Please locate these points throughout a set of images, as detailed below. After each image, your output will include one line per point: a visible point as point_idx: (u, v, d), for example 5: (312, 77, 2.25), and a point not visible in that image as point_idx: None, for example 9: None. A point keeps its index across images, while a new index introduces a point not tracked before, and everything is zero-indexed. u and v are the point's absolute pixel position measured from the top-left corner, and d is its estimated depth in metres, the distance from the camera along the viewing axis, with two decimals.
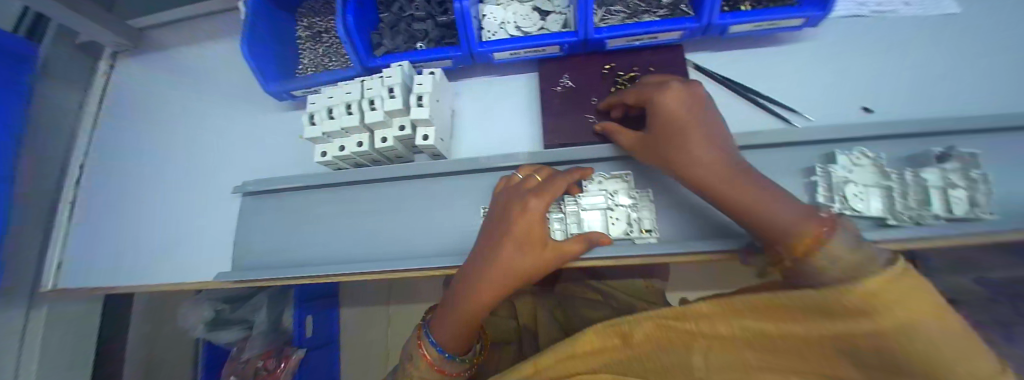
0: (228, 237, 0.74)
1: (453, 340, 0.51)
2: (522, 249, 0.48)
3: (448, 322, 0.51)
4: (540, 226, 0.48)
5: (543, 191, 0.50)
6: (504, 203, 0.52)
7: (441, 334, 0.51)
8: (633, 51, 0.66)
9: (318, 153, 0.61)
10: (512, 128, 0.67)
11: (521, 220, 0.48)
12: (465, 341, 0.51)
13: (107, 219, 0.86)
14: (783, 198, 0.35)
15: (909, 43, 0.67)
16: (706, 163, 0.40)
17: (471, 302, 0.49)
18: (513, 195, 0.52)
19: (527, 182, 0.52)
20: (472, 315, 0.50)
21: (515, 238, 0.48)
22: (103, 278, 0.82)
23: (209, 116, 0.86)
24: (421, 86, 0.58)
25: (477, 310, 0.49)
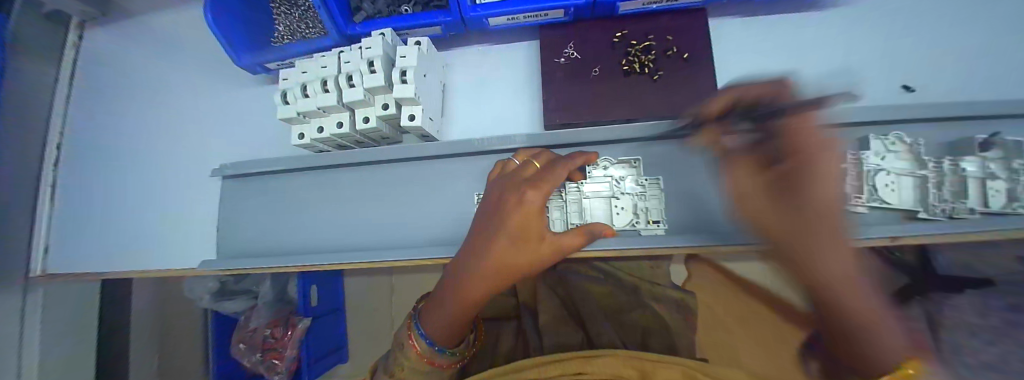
0: (206, 220, 0.69)
1: (443, 333, 0.48)
2: (516, 245, 0.44)
3: (439, 315, 0.48)
4: (538, 219, 0.44)
5: (542, 180, 0.45)
6: (499, 191, 0.47)
7: (431, 327, 0.48)
8: (649, 15, 0.57)
9: (295, 135, 0.56)
10: (508, 107, 0.60)
11: (516, 212, 0.43)
12: (457, 335, 0.49)
13: (90, 195, 0.82)
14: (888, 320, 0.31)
15: (970, 8, 0.57)
16: (840, 276, 0.31)
17: (462, 297, 0.46)
18: (509, 182, 0.47)
19: (524, 169, 0.47)
20: (462, 308, 0.47)
21: (509, 233, 0.43)
22: (89, 257, 0.79)
23: (182, 87, 0.79)
24: (404, 59, 0.51)
25: (468, 304, 0.47)
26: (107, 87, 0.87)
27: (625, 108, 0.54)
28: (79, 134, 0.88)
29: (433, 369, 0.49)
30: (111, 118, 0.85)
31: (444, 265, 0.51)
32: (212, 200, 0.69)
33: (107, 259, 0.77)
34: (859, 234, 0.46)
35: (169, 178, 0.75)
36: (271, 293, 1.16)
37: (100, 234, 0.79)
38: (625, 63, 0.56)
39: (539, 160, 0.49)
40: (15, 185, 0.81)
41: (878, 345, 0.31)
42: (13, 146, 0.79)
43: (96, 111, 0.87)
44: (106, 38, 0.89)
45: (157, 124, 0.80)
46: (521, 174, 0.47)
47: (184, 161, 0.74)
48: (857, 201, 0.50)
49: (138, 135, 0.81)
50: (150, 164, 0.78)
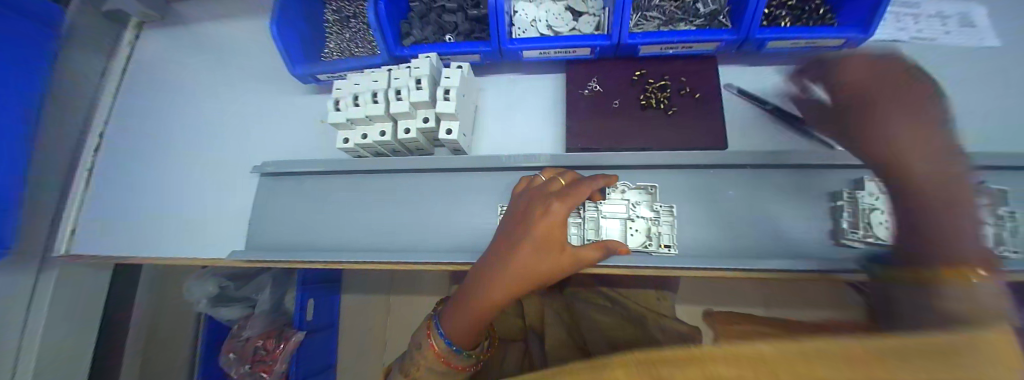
0: (234, 215, 0.72)
1: (462, 335, 0.50)
2: (540, 252, 0.47)
3: (459, 316, 0.50)
4: (561, 230, 0.48)
5: (564, 197, 0.49)
6: (521, 207, 0.51)
7: (451, 326, 0.50)
8: (666, 58, 0.65)
9: (340, 140, 0.61)
10: (534, 129, 0.66)
11: (541, 224, 0.47)
12: (474, 337, 0.51)
13: (123, 186, 0.86)
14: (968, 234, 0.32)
15: (941, 72, 0.68)
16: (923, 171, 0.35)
17: (486, 299, 0.48)
18: (532, 198, 0.51)
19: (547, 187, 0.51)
20: (482, 311, 0.49)
21: (534, 241, 0.47)
22: (113, 244, 0.81)
23: (227, 90, 0.86)
24: (448, 80, 0.57)
25: (490, 307, 0.49)
26: (156, 82, 0.93)
27: (642, 137, 0.60)
28: (121, 122, 0.92)
29: (449, 369, 0.51)
30: (155, 113, 0.90)
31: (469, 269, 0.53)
32: (243, 196, 0.73)
33: (137, 243, 0.79)
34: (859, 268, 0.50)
35: (203, 172, 0.79)
36: (268, 302, 1.19)
37: (134, 220, 0.81)
38: (643, 98, 0.62)
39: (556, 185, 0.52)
40: (46, 166, 0.84)
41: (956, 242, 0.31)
42: (49, 127, 0.83)
43: (141, 104, 0.92)
44: (159, 42, 0.97)
45: (201, 122, 0.85)
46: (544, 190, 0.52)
47: (220, 158, 0.79)
48: (852, 238, 0.52)
49: (183, 131, 0.86)
50: (190, 158, 0.82)
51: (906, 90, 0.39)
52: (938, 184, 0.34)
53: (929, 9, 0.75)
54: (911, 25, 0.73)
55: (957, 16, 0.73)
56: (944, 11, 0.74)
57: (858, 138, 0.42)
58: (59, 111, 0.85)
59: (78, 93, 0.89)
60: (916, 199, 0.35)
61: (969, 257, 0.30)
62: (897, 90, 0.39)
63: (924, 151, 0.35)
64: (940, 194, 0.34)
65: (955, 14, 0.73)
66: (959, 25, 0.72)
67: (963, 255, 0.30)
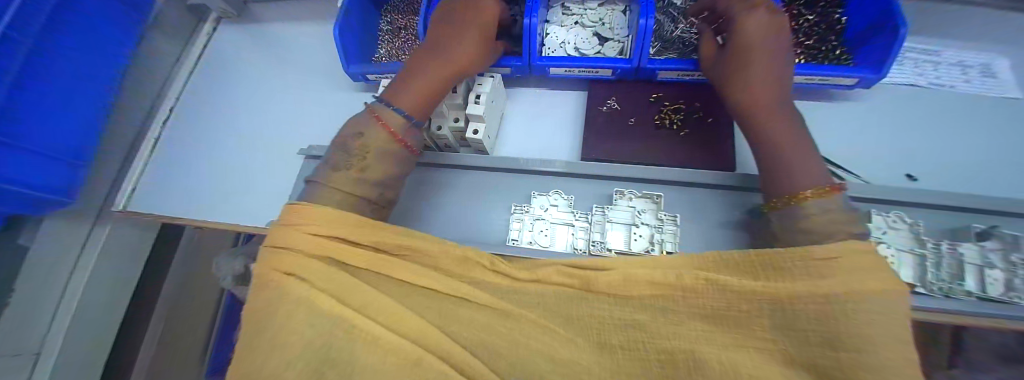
0: (274, 191, 0.80)
1: (420, 104, 0.55)
2: (477, 50, 0.60)
3: (411, 91, 0.54)
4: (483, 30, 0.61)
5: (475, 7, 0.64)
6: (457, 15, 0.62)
7: (409, 93, 0.54)
8: (682, 85, 0.70)
9: None
10: (553, 138, 0.71)
11: (475, 25, 0.61)
12: (427, 110, 0.56)
13: (182, 157, 0.96)
14: (813, 167, 0.44)
15: (959, 119, 0.69)
16: (785, 124, 0.47)
17: (437, 75, 0.57)
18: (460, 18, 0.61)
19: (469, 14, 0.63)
20: (438, 79, 0.57)
21: (475, 40, 0.60)
22: (167, 207, 0.91)
23: (284, 82, 0.97)
24: (481, 87, 0.65)
25: (442, 74, 0.57)
26: (223, 71, 1.06)
27: (653, 153, 0.64)
28: (191, 102, 1.04)
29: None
30: (219, 97, 1.02)
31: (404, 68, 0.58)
32: (285, 175, 0.81)
33: (189, 208, 0.88)
34: None
35: (254, 151, 0.88)
36: None
37: (190, 187, 0.91)
38: (658, 118, 0.67)
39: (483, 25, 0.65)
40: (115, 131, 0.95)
41: (801, 173, 0.43)
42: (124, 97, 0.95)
43: (207, 89, 1.05)
44: (232, 35, 1.11)
45: (260, 109, 0.95)
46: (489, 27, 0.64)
47: (270, 141, 0.88)
48: None
49: (241, 115, 0.97)
50: (246, 139, 0.91)
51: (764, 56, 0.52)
52: (791, 131, 0.47)
53: (949, 58, 0.78)
54: (929, 71, 0.76)
55: (979, 66, 0.76)
56: (965, 61, 0.77)
57: (736, 87, 0.52)
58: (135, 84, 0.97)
59: (155, 73, 1.02)
60: (768, 134, 0.48)
61: (811, 185, 0.42)
62: (765, 53, 0.52)
63: (783, 109, 0.49)
64: (785, 133, 0.47)
65: (977, 64, 0.77)
66: (980, 75, 0.75)
67: (807, 185, 0.42)
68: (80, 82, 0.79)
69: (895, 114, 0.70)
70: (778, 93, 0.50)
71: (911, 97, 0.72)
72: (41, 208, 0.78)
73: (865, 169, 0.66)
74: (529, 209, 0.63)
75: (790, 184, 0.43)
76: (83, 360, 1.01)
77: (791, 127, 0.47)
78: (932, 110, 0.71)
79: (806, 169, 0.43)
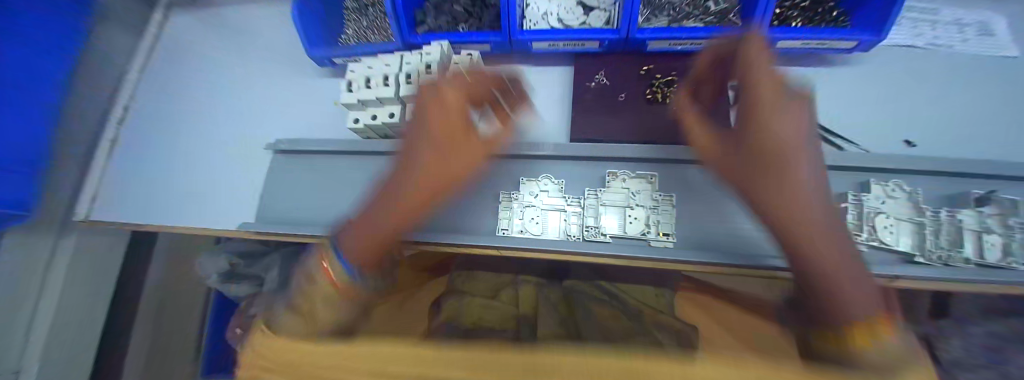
0: (246, 190, 0.75)
1: (362, 250, 0.44)
2: (442, 152, 0.48)
3: (358, 234, 0.46)
4: (458, 116, 0.50)
5: (462, 86, 0.52)
6: (438, 109, 0.50)
7: (353, 242, 0.45)
8: (674, 55, 0.65)
9: (351, 119, 0.63)
10: (539, 120, 0.67)
11: (438, 107, 0.49)
12: (376, 255, 0.46)
13: (145, 159, 0.88)
14: (859, 284, 0.31)
15: (959, 80, 0.67)
16: (818, 216, 0.34)
17: (400, 198, 0.47)
18: (437, 115, 0.49)
19: (454, 90, 0.51)
20: (387, 223, 0.46)
21: (433, 135, 0.49)
22: (133, 215, 0.84)
23: (244, 71, 0.88)
24: (458, 66, 0.59)
25: (401, 206, 0.47)
26: (180, 61, 0.96)
27: (646, 131, 0.60)
28: (149, 98, 0.95)
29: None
30: (178, 91, 0.93)
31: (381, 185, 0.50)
32: (255, 172, 0.75)
33: (157, 213, 0.81)
34: None
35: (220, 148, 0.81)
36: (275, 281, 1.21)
37: (157, 190, 0.84)
38: (649, 93, 0.63)
39: (475, 93, 0.54)
40: (70, 136, 0.85)
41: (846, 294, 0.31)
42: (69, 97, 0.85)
43: (166, 82, 0.95)
44: (184, 20, 1.01)
45: (224, 101, 0.87)
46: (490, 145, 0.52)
47: (235, 136, 0.81)
48: (855, 238, 0.53)
49: (206, 109, 0.89)
50: (212, 136, 0.84)
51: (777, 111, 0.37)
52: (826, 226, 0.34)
53: (946, 16, 0.74)
54: (927, 31, 0.72)
55: (977, 24, 0.73)
56: (962, 19, 0.74)
57: (741, 156, 0.39)
58: (85, 80, 0.87)
59: (109, 66, 0.92)
60: (798, 232, 0.34)
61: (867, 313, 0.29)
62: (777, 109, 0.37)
63: (809, 188, 0.35)
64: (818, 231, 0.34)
65: (974, 22, 0.73)
66: (978, 33, 0.72)
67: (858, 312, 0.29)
68: (19, 87, 0.69)
69: (896, 77, 0.67)
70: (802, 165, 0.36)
71: (909, 59, 0.69)
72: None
73: (864, 137, 0.63)
74: (518, 196, 0.61)
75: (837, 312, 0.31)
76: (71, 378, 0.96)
77: (825, 221, 0.34)
78: (932, 72, 0.68)
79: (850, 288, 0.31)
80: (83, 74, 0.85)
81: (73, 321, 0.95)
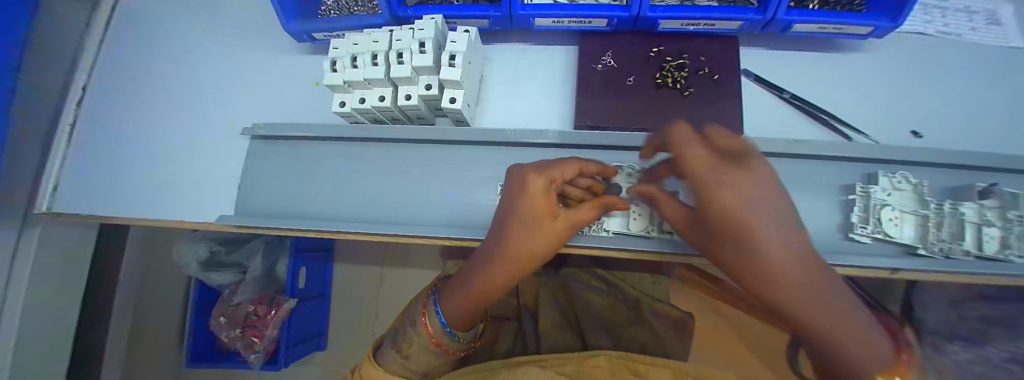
0: (217, 179, 0.68)
1: (460, 318, 0.53)
2: (529, 229, 0.45)
3: (458, 301, 0.52)
4: (548, 199, 0.43)
5: (563, 169, 0.44)
6: (527, 203, 0.43)
7: (446, 307, 0.53)
8: (686, 36, 0.62)
9: (336, 103, 0.57)
10: (540, 104, 0.62)
11: (532, 195, 0.43)
12: (469, 318, 0.53)
13: (96, 143, 0.76)
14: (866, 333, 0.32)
15: (980, 67, 0.62)
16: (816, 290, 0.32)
17: (481, 284, 0.49)
18: (526, 208, 0.43)
19: (551, 171, 0.43)
20: (479, 294, 0.50)
21: (528, 217, 0.44)
22: (88, 206, 0.74)
23: (210, 44, 0.79)
24: (454, 44, 0.53)
25: (488, 293, 0.50)
26: (130, 30, 0.83)
27: (653, 118, 0.57)
28: (111, 76, 0.80)
29: (435, 348, 0.54)
30: (128, 62, 0.81)
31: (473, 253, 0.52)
32: (228, 159, 0.68)
33: (128, 206, 0.72)
34: (851, 262, 0.50)
35: (185, 130, 0.73)
36: (261, 268, 1.22)
37: (126, 180, 0.74)
38: (659, 77, 0.59)
39: (565, 174, 0.44)
40: (33, 120, 0.71)
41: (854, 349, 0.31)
42: None
43: (127, 58, 0.81)
44: None
45: (189, 80, 0.78)
46: (580, 221, 0.45)
47: (204, 117, 0.74)
48: (861, 231, 0.52)
49: (170, 89, 0.78)
50: (180, 120, 0.75)
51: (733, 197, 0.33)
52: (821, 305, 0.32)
53: (957, 3, 0.68)
54: (938, 18, 0.66)
55: (984, 13, 0.68)
56: (971, 6, 0.68)
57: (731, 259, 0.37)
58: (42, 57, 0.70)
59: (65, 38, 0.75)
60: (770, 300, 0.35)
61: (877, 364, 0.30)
62: (733, 185, 0.33)
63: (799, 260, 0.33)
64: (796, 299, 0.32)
65: (982, 11, 0.68)
66: (986, 23, 0.66)
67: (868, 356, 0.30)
68: None
69: (918, 60, 0.62)
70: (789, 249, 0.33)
71: (921, 51, 0.63)
72: None
73: (877, 127, 0.59)
74: None
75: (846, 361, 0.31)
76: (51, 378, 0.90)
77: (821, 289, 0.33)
78: (954, 57, 0.63)
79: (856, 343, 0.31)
80: (41, 49, 0.69)
81: (48, 325, 0.86)
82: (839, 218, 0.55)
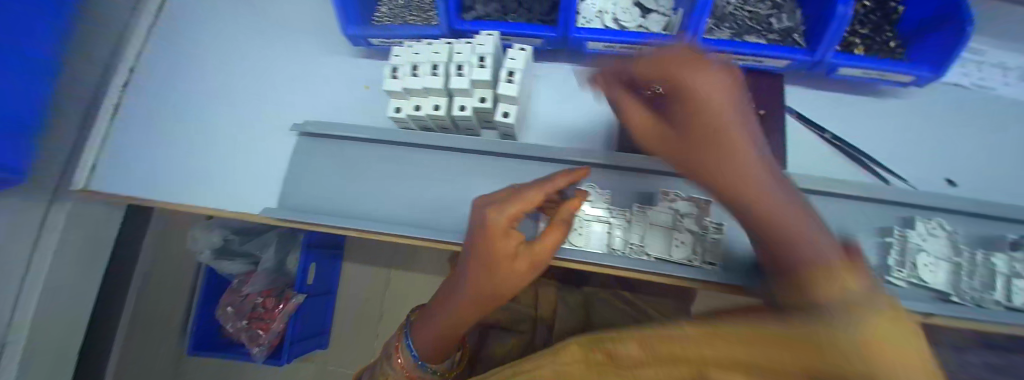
0: (257, 171, 0.69)
1: (432, 353, 0.54)
2: (490, 267, 0.45)
3: (428, 335, 0.53)
4: (507, 237, 0.43)
5: (524, 204, 0.43)
6: (489, 240, 0.43)
7: (419, 344, 0.54)
8: None
9: (391, 108, 0.59)
10: (584, 125, 0.64)
11: (495, 233, 0.43)
12: (441, 352, 0.55)
13: (137, 127, 0.78)
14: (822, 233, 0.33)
15: (1014, 123, 0.64)
16: (764, 190, 0.36)
17: (451, 321, 0.51)
18: (490, 246, 0.44)
19: (507, 209, 0.43)
20: (450, 330, 0.52)
21: (487, 255, 0.44)
22: (123, 187, 0.75)
23: (256, 37, 0.81)
24: (513, 61, 0.55)
25: (457, 329, 0.52)
26: (177, 16, 0.84)
27: None
28: (156, 61, 0.82)
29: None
30: (170, 49, 0.83)
31: (441, 287, 0.54)
32: (269, 153, 0.70)
33: (159, 189, 0.73)
34: None
35: (227, 120, 0.75)
36: (272, 260, 1.23)
37: (160, 164, 0.74)
38: None
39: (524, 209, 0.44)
40: (66, 97, 0.72)
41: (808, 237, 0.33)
42: None
43: (168, 45, 0.83)
44: None
45: (232, 73, 0.79)
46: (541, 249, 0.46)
47: (247, 108, 0.75)
48: (895, 274, 0.54)
49: (214, 80, 0.79)
50: (223, 109, 0.76)
51: (731, 135, 0.37)
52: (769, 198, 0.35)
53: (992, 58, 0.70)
54: (974, 71, 0.68)
55: None
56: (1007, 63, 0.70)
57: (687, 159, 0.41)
58: None
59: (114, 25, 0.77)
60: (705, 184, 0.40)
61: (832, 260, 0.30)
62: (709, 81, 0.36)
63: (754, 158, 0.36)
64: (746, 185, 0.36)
65: None
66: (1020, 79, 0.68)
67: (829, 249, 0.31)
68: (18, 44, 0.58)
69: (953, 110, 0.64)
70: (745, 153, 0.36)
71: (956, 103, 0.65)
72: None
73: (913, 172, 0.60)
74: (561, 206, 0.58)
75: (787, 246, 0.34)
76: (59, 354, 0.89)
77: (771, 193, 0.36)
78: (988, 112, 0.64)
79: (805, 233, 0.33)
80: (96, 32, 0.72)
81: (66, 300, 0.86)
82: (873, 258, 0.56)
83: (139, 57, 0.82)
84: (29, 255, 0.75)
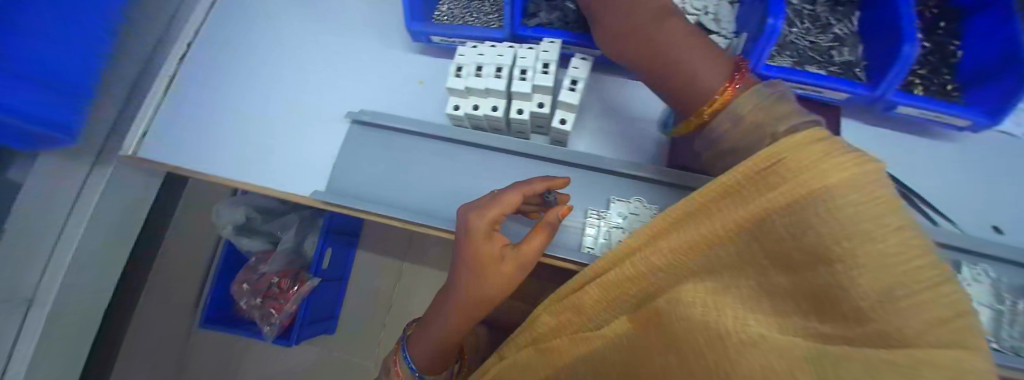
0: (305, 154, 0.71)
1: (428, 363, 0.56)
2: (477, 272, 0.47)
3: (424, 348, 0.55)
4: (489, 242, 0.47)
5: (502, 208, 0.47)
6: (472, 243, 0.47)
7: (416, 354, 0.56)
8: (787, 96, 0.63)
9: (451, 105, 0.60)
10: (632, 139, 0.65)
11: (476, 238, 0.46)
12: (437, 363, 0.57)
13: (187, 100, 0.80)
14: (707, 64, 0.44)
15: None
16: (653, 49, 0.47)
17: (445, 332, 0.52)
18: (474, 249, 0.47)
19: (488, 214, 0.46)
20: (444, 339, 0.53)
21: (473, 260, 0.47)
22: (168, 157, 0.76)
23: (312, 23, 0.83)
24: (576, 70, 0.56)
25: (452, 339, 0.53)
26: None
27: None
28: (210, 37, 0.84)
29: None
30: (225, 27, 0.85)
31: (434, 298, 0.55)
32: (318, 137, 0.71)
33: (205, 162, 0.75)
34: None
35: (278, 101, 0.77)
36: (291, 242, 1.25)
37: (207, 136, 0.76)
38: None
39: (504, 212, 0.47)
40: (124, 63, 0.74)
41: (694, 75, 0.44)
42: None
43: (223, 22, 0.85)
44: None
45: (286, 56, 0.81)
46: (525, 254, 0.47)
47: (299, 92, 0.77)
48: None
49: (267, 60, 0.81)
50: (274, 90, 0.78)
51: (660, 40, 0.47)
52: (673, 48, 0.46)
53: None
54: None
55: None
56: None
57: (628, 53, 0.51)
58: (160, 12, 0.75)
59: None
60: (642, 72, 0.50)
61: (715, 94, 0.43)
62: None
63: (676, 34, 0.47)
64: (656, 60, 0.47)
65: None
66: None
67: (701, 84, 0.44)
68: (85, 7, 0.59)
69: (1002, 158, 0.64)
70: (648, 38, 0.48)
71: (1006, 151, 0.65)
72: (36, 145, 0.65)
73: (958, 215, 0.61)
74: (608, 216, 0.59)
75: (689, 91, 0.45)
76: (84, 313, 0.91)
77: (675, 55, 0.46)
78: None
79: (697, 76, 0.44)
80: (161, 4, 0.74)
81: (98, 260, 0.88)
82: None
83: (195, 32, 0.84)
84: (68, 213, 0.77)
